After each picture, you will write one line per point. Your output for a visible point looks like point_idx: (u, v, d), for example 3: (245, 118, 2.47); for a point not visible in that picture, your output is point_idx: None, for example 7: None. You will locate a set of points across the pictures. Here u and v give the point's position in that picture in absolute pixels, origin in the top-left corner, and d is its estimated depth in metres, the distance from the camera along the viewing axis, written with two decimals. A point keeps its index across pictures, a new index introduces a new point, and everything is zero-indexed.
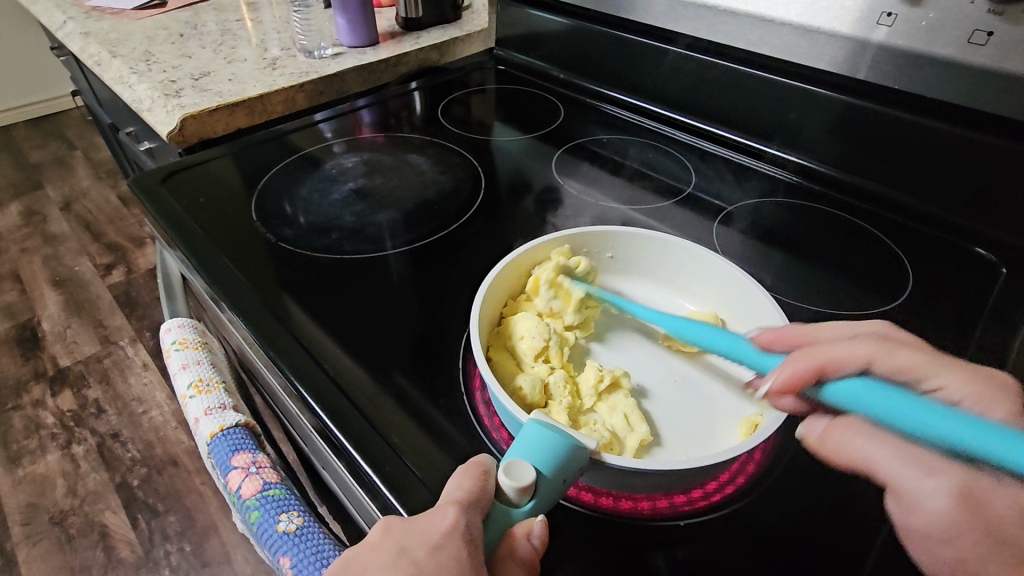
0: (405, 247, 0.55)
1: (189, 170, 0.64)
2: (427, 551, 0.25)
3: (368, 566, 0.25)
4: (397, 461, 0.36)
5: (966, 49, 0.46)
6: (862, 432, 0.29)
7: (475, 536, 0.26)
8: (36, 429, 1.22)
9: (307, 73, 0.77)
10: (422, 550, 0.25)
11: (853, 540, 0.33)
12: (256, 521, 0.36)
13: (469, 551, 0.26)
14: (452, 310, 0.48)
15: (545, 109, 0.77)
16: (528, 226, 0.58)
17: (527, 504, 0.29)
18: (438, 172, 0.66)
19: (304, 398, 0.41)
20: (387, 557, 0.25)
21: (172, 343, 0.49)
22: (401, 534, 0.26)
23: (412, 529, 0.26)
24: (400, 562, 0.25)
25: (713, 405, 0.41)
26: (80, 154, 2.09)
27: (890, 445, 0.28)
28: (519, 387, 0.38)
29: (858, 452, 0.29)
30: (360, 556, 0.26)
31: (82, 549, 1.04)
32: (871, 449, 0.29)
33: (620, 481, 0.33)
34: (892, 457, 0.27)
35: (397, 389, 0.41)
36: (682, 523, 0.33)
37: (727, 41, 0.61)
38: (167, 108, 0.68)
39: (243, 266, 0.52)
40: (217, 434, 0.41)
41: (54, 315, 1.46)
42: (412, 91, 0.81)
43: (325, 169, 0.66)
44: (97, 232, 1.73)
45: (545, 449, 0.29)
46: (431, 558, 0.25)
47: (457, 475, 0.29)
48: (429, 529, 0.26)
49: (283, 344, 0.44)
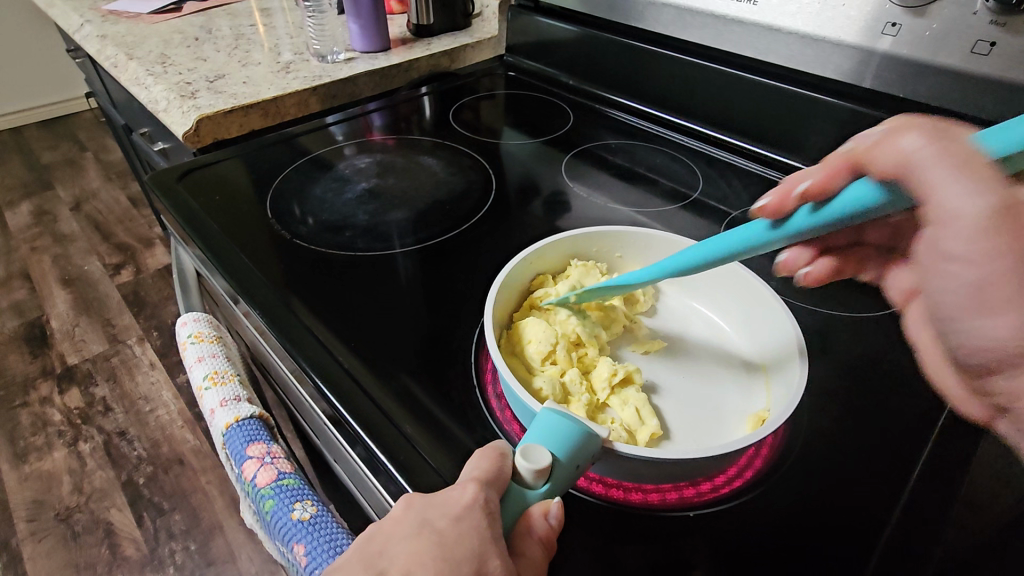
0: (415, 246, 0.56)
1: (204, 170, 0.65)
2: (447, 522, 0.26)
3: (391, 537, 0.27)
4: (411, 451, 0.37)
5: (970, 59, 0.47)
6: (934, 142, 0.23)
7: (495, 510, 0.27)
8: (43, 426, 1.23)
9: (320, 76, 0.78)
10: (443, 521, 0.27)
11: (859, 533, 0.33)
12: (271, 510, 0.37)
13: (488, 523, 0.27)
14: (461, 309, 0.49)
15: (553, 114, 0.79)
16: (536, 227, 0.59)
17: (543, 486, 0.29)
18: (449, 174, 0.67)
19: (319, 389, 0.42)
20: (409, 528, 0.27)
21: (188, 336, 0.50)
22: (424, 507, 0.27)
23: (434, 502, 0.28)
24: (421, 532, 0.26)
25: (722, 402, 0.41)
26: (91, 155, 2.12)
27: (960, 155, 0.22)
28: (538, 388, 0.39)
29: (940, 182, 0.22)
30: (384, 531, 0.27)
31: (87, 546, 1.04)
32: (949, 186, 0.22)
33: (630, 472, 0.34)
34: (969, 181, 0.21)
35: (410, 383, 0.42)
36: (692, 513, 0.34)
37: (734, 49, 0.62)
38: (184, 109, 0.70)
39: (258, 262, 0.53)
40: (233, 425, 0.42)
41: (63, 314, 1.48)
42: (422, 96, 0.83)
43: (338, 170, 0.67)
44: (107, 233, 1.74)
45: (561, 434, 0.30)
46: (452, 528, 0.26)
47: (475, 456, 0.30)
48: (449, 502, 0.27)
49: (299, 339, 0.45)
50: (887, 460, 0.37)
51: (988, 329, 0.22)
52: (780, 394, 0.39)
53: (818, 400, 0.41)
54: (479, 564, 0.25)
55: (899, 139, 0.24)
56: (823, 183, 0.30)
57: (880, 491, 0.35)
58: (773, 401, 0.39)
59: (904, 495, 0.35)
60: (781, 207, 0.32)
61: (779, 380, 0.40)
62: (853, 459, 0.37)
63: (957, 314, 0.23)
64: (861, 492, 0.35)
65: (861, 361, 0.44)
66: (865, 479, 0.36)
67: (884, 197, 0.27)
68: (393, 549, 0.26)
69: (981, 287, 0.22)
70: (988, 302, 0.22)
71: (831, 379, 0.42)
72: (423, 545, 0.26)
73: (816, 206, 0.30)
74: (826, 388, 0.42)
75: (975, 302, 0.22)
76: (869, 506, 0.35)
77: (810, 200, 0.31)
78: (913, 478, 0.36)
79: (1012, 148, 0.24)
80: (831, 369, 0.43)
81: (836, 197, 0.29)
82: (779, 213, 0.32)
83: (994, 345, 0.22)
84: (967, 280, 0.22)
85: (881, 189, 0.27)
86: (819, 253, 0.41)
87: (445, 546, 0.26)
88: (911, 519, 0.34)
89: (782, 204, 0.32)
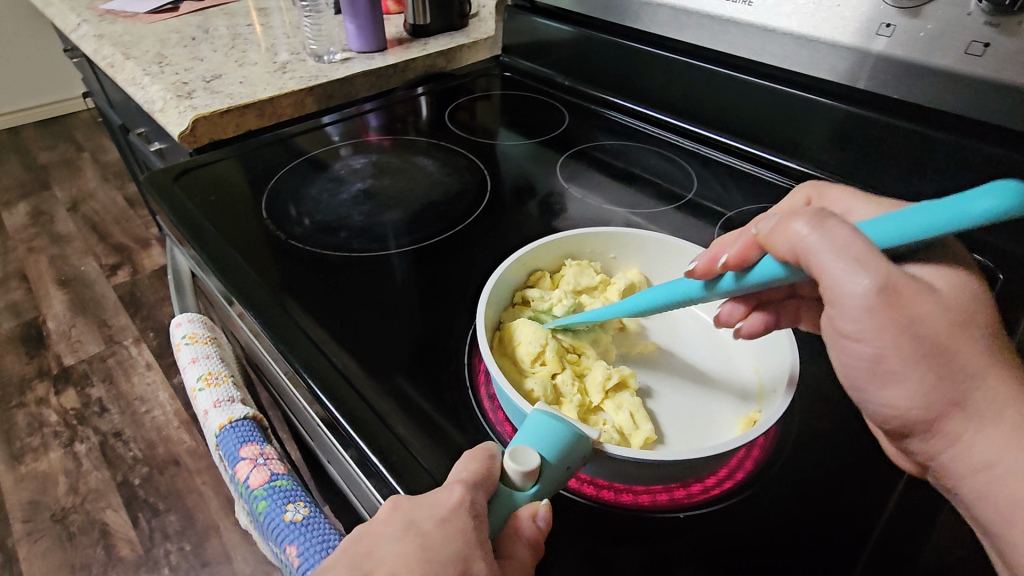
0: (410, 247, 0.56)
1: (199, 170, 0.65)
2: (434, 524, 0.26)
3: (379, 539, 0.26)
4: (404, 453, 0.37)
5: (964, 61, 0.47)
6: (819, 227, 0.28)
7: (480, 512, 0.27)
8: (39, 427, 1.23)
9: (316, 77, 0.78)
10: (429, 523, 0.26)
11: (851, 535, 0.33)
12: (263, 511, 0.37)
13: (475, 526, 0.27)
14: (456, 310, 0.49)
15: (549, 115, 0.79)
16: (531, 228, 0.59)
17: (531, 488, 0.29)
18: (444, 174, 0.67)
19: (312, 390, 0.41)
20: (398, 530, 0.26)
21: (182, 337, 0.50)
22: (411, 508, 0.27)
23: (423, 503, 0.28)
24: (409, 533, 0.26)
25: (714, 405, 0.41)
26: (89, 155, 2.11)
27: (841, 240, 0.27)
28: (530, 390, 0.39)
29: (827, 266, 0.27)
30: (371, 533, 0.27)
31: (83, 547, 1.04)
32: (831, 264, 0.27)
33: (621, 474, 0.34)
34: (845, 263, 0.27)
35: (403, 385, 0.42)
36: (682, 515, 0.34)
37: (729, 50, 0.62)
38: (180, 109, 0.70)
39: (253, 263, 0.53)
40: (226, 426, 0.42)
41: (60, 314, 1.47)
42: (418, 96, 0.83)
43: (334, 171, 0.67)
44: (104, 233, 1.74)
45: (550, 436, 0.30)
46: (441, 530, 0.26)
47: (463, 458, 0.30)
48: (436, 504, 0.27)
49: (293, 340, 0.45)
50: (879, 461, 0.37)
51: (892, 399, 0.29)
52: (772, 395, 0.39)
53: (811, 402, 0.41)
54: (465, 567, 0.25)
55: (791, 225, 0.29)
56: (740, 257, 0.34)
57: (872, 493, 0.35)
58: (765, 403, 0.39)
59: (896, 497, 0.35)
60: (711, 268, 0.36)
61: (771, 382, 0.40)
62: (846, 461, 0.37)
63: (864, 384, 0.29)
64: (853, 494, 0.35)
65: None
66: (857, 480, 0.36)
67: (782, 271, 0.31)
68: (381, 551, 0.26)
69: (878, 359, 0.28)
70: (884, 371, 0.28)
71: (824, 380, 0.42)
72: (411, 546, 0.26)
73: (738, 273, 0.34)
74: (819, 390, 0.42)
75: (874, 374, 0.29)
76: (861, 508, 0.35)
77: (733, 269, 0.34)
78: (904, 479, 0.36)
79: (889, 239, 0.27)
80: (824, 370, 0.43)
81: (753, 267, 0.33)
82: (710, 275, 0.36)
83: (899, 412, 0.29)
84: (868, 355, 0.28)
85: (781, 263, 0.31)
86: (754, 308, 0.42)
87: (431, 549, 0.25)
88: (902, 520, 0.34)
89: (710, 267, 0.36)
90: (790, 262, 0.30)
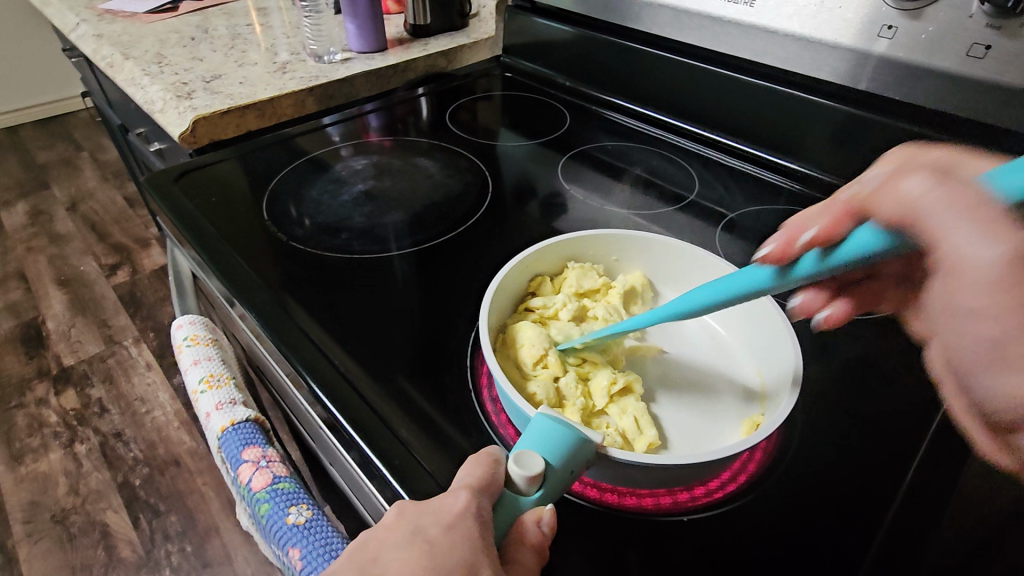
0: (412, 249, 0.56)
1: (200, 171, 0.65)
2: (439, 530, 0.26)
3: (384, 544, 0.27)
4: (407, 455, 0.37)
5: (966, 62, 0.47)
6: (936, 186, 0.20)
7: (487, 517, 0.28)
8: (39, 427, 1.22)
9: (316, 77, 0.78)
10: (435, 529, 0.27)
11: (853, 539, 0.33)
12: (266, 513, 0.37)
13: (480, 531, 0.27)
14: (458, 312, 0.49)
15: (550, 116, 0.79)
16: (533, 229, 0.59)
17: (535, 493, 0.29)
18: (446, 176, 0.67)
19: (315, 393, 0.41)
20: (403, 536, 0.27)
21: (184, 338, 0.50)
22: (417, 514, 0.28)
23: (427, 509, 0.28)
24: (414, 539, 0.26)
25: (717, 408, 0.41)
26: (87, 155, 2.11)
27: (967, 203, 0.19)
28: (532, 392, 0.39)
29: (953, 236, 0.18)
30: (378, 538, 0.27)
31: (83, 548, 1.04)
32: (956, 231, 0.18)
33: (624, 477, 0.34)
34: (979, 236, 0.18)
35: (406, 387, 0.42)
36: (685, 518, 0.34)
37: (730, 51, 0.62)
38: (180, 110, 0.70)
39: (254, 264, 0.53)
40: (228, 428, 0.42)
41: (59, 315, 1.47)
42: (419, 97, 0.83)
43: (335, 172, 0.67)
44: (103, 233, 1.74)
45: (554, 440, 0.30)
46: (445, 536, 0.26)
47: (468, 463, 0.30)
48: (442, 509, 0.27)
49: (295, 342, 0.45)
50: (882, 462, 0.37)
51: (1004, 391, 0.17)
52: (775, 399, 0.39)
53: (814, 404, 0.41)
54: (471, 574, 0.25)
55: (904, 181, 0.21)
56: (829, 230, 0.27)
57: (875, 496, 0.35)
58: (768, 406, 0.39)
59: (898, 499, 0.35)
60: (786, 253, 0.29)
61: (774, 386, 0.40)
62: (848, 464, 0.37)
63: (968, 376, 0.18)
64: (855, 496, 0.35)
65: (856, 364, 0.44)
66: (859, 482, 0.36)
67: (886, 244, 0.24)
68: (387, 556, 0.26)
69: (1001, 344, 0.17)
70: (1014, 362, 0.17)
71: (826, 383, 0.43)
72: (416, 552, 0.26)
73: (823, 251, 0.28)
74: (822, 393, 0.42)
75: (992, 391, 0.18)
76: (862, 511, 0.35)
77: (816, 247, 0.28)
78: (906, 482, 0.36)
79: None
80: (826, 373, 0.43)
81: (841, 243, 0.26)
82: (783, 260, 0.30)
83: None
84: (986, 337, 0.17)
85: (884, 235, 0.24)
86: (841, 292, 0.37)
87: (437, 554, 0.26)
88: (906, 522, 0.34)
89: (785, 252, 0.30)
90: (900, 230, 0.22)
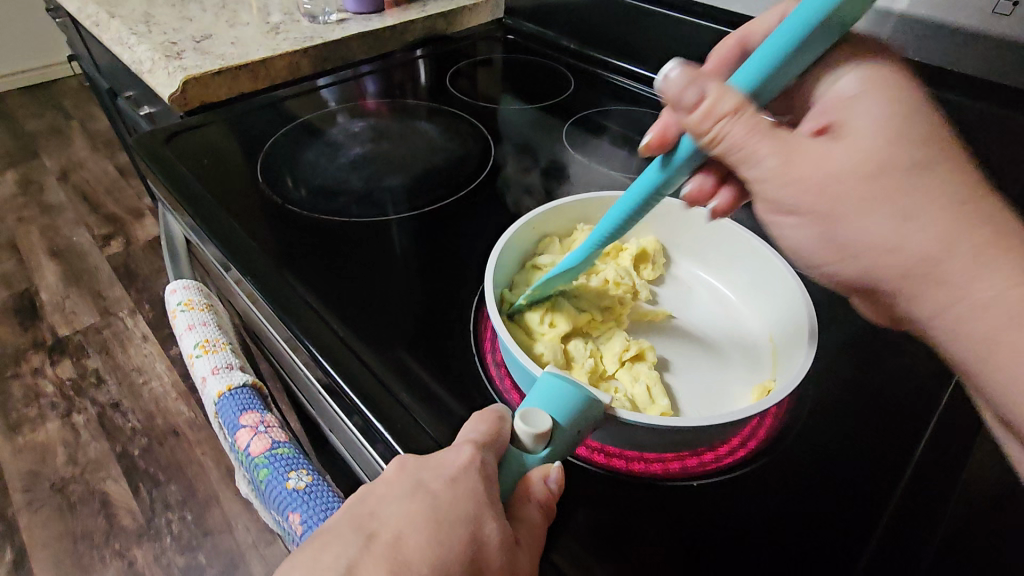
0: (411, 213, 0.54)
1: (191, 133, 0.63)
2: (442, 484, 0.26)
3: (383, 499, 0.26)
4: (410, 421, 0.36)
5: (988, 19, 0.47)
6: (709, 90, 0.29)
7: (491, 471, 0.27)
8: (35, 397, 1.22)
9: (310, 38, 0.74)
10: (437, 483, 0.26)
11: (862, 507, 0.33)
12: (265, 479, 0.36)
13: (485, 486, 0.26)
14: (459, 279, 0.48)
15: (554, 81, 0.76)
16: (536, 197, 0.58)
17: (542, 452, 0.29)
18: (446, 140, 0.65)
19: (315, 358, 0.40)
20: (403, 488, 0.26)
21: (178, 304, 0.49)
22: (418, 469, 0.27)
23: (430, 463, 0.27)
24: (415, 493, 0.26)
25: (729, 375, 0.40)
26: (77, 124, 2.06)
27: (733, 106, 0.29)
28: (539, 352, 0.38)
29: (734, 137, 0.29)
30: (375, 492, 0.26)
31: (83, 516, 1.05)
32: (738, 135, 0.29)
33: (634, 441, 0.33)
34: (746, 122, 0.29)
35: (407, 354, 0.41)
36: (695, 484, 0.33)
37: (746, 11, 0.63)
38: (169, 70, 0.67)
39: (250, 229, 0.51)
40: (226, 394, 0.41)
41: (53, 285, 1.45)
42: (417, 59, 0.80)
43: (330, 135, 0.65)
44: (95, 203, 1.71)
45: (562, 400, 0.29)
46: (447, 490, 0.26)
47: (472, 419, 0.29)
48: (443, 464, 0.27)
49: (294, 309, 0.43)
50: (891, 430, 0.37)
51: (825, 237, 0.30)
52: (787, 364, 0.38)
53: (824, 372, 0.40)
54: (475, 526, 0.25)
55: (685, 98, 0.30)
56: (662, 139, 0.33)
57: (883, 462, 0.35)
58: (779, 371, 0.39)
59: (907, 468, 0.35)
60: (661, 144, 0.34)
61: (786, 352, 0.39)
62: (857, 431, 0.37)
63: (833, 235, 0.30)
64: (864, 464, 0.35)
65: (867, 332, 0.43)
66: (866, 449, 0.36)
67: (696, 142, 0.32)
68: (385, 511, 0.25)
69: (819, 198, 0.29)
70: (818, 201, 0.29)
71: (837, 352, 0.42)
72: (418, 505, 0.25)
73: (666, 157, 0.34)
74: (831, 362, 0.41)
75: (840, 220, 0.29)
76: (871, 479, 0.34)
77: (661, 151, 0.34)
78: (916, 454, 0.35)
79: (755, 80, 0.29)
80: (835, 341, 0.43)
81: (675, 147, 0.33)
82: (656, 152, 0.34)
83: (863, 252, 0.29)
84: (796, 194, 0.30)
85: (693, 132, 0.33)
86: None
87: (438, 509, 0.25)
88: (915, 490, 0.34)
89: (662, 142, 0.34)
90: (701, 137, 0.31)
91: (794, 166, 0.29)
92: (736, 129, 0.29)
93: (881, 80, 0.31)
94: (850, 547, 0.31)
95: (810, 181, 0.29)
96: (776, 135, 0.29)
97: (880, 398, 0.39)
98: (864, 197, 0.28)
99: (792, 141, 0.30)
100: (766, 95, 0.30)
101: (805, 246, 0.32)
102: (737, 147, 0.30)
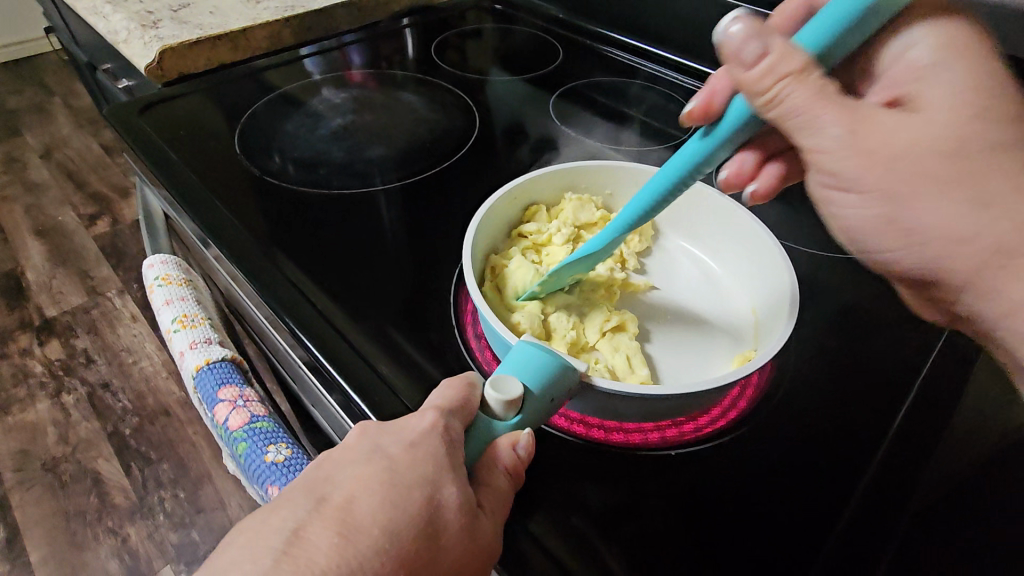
0: (396, 185, 0.53)
1: (169, 104, 0.61)
2: (400, 448, 0.26)
3: (340, 464, 0.26)
4: (387, 393, 0.36)
5: None
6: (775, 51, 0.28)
7: (455, 436, 0.27)
8: (24, 377, 1.21)
9: (292, 7, 0.72)
10: (396, 448, 0.26)
11: (843, 477, 0.33)
12: (244, 452, 0.36)
13: (447, 450, 0.26)
14: (443, 252, 0.47)
15: (544, 51, 0.74)
16: (523, 169, 0.57)
17: (513, 419, 0.28)
18: (432, 111, 0.63)
19: (293, 332, 0.39)
20: (361, 452, 0.26)
21: (155, 278, 0.48)
22: (379, 434, 0.27)
23: (391, 428, 0.27)
24: (374, 458, 0.26)
25: (710, 345, 0.40)
26: (60, 101, 2.02)
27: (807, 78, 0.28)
28: (516, 322, 0.37)
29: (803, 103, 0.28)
30: (334, 456, 0.26)
31: (76, 495, 1.05)
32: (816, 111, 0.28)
33: (613, 411, 0.33)
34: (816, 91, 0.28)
35: (388, 327, 0.40)
36: (674, 453, 0.33)
37: None
38: (145, 40, 0.64)
39: (229, 202, 0.50)
40: (204, 367, 0.40)
41: (39, 265, 1.44)
42: (404, 28, 0.78)
43: (312, 106, 0.63)
44: (80, 182, 1.68)
45: (534, 367, 0.28)
46: (406, 454, 0.25)
47: (441, 385, 0.29)
48: (406, 429, 0.26)
49: (274, 281, 0.43)
50: (873, 402, 0.37)
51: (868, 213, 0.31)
52: (768, 333, 0.38)
53: (808, 344, 0.40)
54: (434, 490, 0.25)
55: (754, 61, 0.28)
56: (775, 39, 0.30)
57: (863, 433, 0.35)
58: (761, 341, 0.39)
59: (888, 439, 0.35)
60: None
61: (769, 322, 0.39)
62: (840, 402, 0.37)
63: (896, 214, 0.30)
64: (845, 435, 0.35)
65: (853, 303, 0.43)
66: (847, 421, 0.36)
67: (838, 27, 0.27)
68: (341, 475, 0.25)
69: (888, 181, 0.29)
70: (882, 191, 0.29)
71: (822, 324, 0.42)
72: (374, 468, 0.25)
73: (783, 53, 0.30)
74: (817, 334, 0.41)
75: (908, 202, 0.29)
76: (852, 449, 0.34)
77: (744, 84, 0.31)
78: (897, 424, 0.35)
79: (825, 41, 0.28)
80: (820, 313, 0.42)
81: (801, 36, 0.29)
82: None
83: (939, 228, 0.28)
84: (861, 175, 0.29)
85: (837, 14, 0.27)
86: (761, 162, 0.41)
87: (396, 473, 0.25)
88: (895, 460, 0.34)
89: None
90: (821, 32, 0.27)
91: (860, 139, 0.29)
92: (800, 93, 0.28)
93: (949, 41, 0.31)
94: (829, 516, 0.31)
95: (873, 155, 0.29)
96: (843, 102, 0.28)
97: (863, 368, 0.39)
98: (943, 176, 0.28)
99: (859, 110, 0.29)
100: (838, 55, 0.29)
101: (861, 225, 0.32)
102: (798, 112, 0.28)
